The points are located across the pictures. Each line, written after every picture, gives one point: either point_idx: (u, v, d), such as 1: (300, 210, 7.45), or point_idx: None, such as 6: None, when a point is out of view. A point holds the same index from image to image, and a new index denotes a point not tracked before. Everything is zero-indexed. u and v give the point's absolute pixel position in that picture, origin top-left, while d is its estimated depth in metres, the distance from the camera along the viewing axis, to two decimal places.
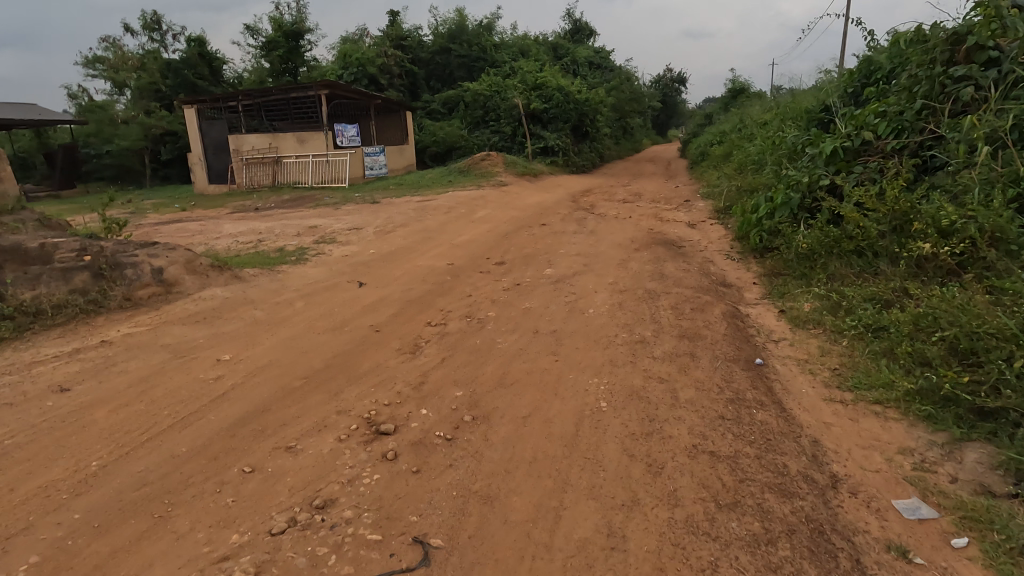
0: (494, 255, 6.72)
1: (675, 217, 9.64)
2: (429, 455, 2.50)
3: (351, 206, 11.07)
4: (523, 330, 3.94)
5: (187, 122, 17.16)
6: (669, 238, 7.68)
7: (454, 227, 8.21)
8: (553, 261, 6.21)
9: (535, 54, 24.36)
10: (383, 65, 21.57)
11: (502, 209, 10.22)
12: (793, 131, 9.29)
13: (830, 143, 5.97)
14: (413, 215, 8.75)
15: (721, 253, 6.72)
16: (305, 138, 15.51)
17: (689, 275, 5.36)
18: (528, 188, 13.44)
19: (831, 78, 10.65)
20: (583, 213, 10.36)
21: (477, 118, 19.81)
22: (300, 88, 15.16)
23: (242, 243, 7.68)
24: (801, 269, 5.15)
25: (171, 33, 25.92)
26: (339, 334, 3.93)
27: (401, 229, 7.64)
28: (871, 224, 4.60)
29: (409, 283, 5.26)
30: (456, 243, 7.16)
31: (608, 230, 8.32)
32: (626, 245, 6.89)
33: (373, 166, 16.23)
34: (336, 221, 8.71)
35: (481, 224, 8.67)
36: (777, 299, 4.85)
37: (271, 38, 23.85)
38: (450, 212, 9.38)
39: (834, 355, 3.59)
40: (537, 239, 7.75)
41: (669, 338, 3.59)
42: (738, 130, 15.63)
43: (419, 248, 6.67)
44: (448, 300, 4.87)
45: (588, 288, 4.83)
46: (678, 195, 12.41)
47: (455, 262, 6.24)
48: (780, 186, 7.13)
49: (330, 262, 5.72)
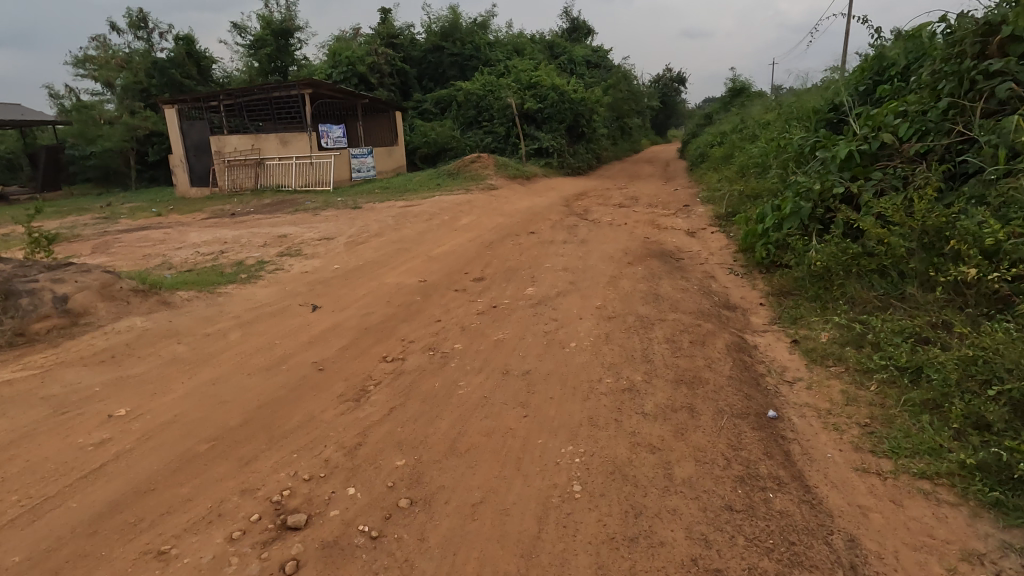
0: (474, 269, 6.12)
1: (673, 224, 9.04)
2: (344, 566, 1.89)
3: (331, 211, 10.46)
4: (490, 370, 3.33)
5: (167, 123, 16.57)
6: (666, 249, 7.07)
7: (434, 236, 7.59)
8: (537, 277, 5.60)
9: (530, 53, 23.78)
10: (374, 64, 20.96)
11: (489, 215, 9.61)
12: (798, 132, 8.71)
13: (845, 147, 5.39)
14: (391, 223, 8.14)
15: (723, 267, 6.13)
16: (289, 139, 14.80)
17: (687, 295, 4.75)
18: (519, 191, 12.84)
19: (837, 75, 10.06)
20: (574, 219, 9.74)
21: (470, 118, 19.22)
22: (283, 86, 14.51)
23: (202, 254, 7.10)
24: (814, 289, 4.56)
25: (158, 32, 25.36)
26: (273, 375, 3.32)
27: (375, 239, 7.03)
28: (897, 240, 4.01)
29: (371, 306, 4.65)
30: (433, 255, 6.57)
31: (600, 239, 7.72)
32: (618, 257, 6.29)
33: (360, 168, 15.74)
34: (308, 229, 8.09)
35: (464, 232, 8.08)
36: (788, 326, 4.25)
37: (259, 36, 23.25)
38: (432, 218, 8.78)
39: (862, 404, 3.00)
40: (522, 250, 7.15)
41: (663, 384, 2.98)
42: (739, 131, 15.04)
43: (391, 261, 6.06)
44: (413, 327, 4.26)
45: (571, 313, 4.23)
46: (676, 199, 11.80)
47: (428, 278, 5.63)
48: (787, 193, 6.53)
49: (286, 279, 5.13)
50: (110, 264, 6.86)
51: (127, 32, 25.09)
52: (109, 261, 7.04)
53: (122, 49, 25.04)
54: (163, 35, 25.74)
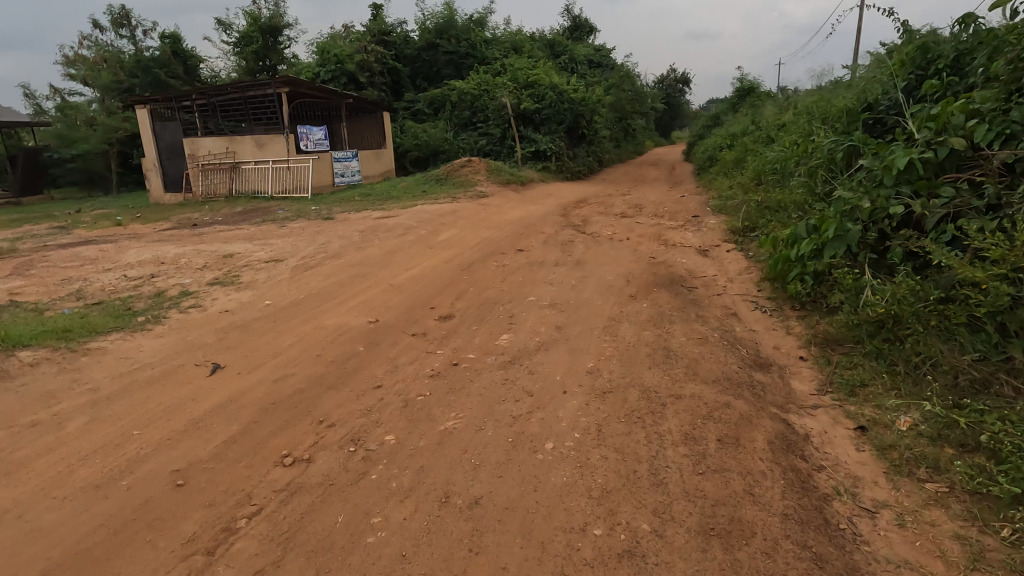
0: (442, 303, 5.02)
1: (683, 240, 7.91)
2: None
3: (300, 223, 9.41)
4: (423, 495, 2.23)
5: (140, 124, 15.55)
6: (676, 274, 5.94)
7: (403, 257, 6.49)
8: (516, 316, 4.50)
9: (529, 51, 22.67)
10: (363, 62, 19.89)
11: (474, 228, 8.51)
12: (826, 135, 7.59)
13: (902, 154, 4.27)
14: (356, 240, 7.06)
15: (746, 300, 5.03)
16: (264, 142, 13.81)
17: (706, 350, 3.63)
18: (513, 199, 11.73)
19: (868, 71, 8.92)
20: (571, 232, 8.65)
21: (464, 119, 18.09)
22: (257, 84, 13.46)
23: (129, 278, 6.09)
24: (876, 344, 3.45)
25: (142, 29, 24.42)
26: (94, 501, 2.25)
27: (330, 262, 5.94)
28: (1002, 285, 2.92)
29: (293, 366, 3.54)
30: (395, 283, 5.47)
31: (598, 260, 6.61)
32: (617, 287, 5.19)
33: (344, 173, 14.70)
34: (262, 248, 7.03)
35: (441, 251, 7.01)
36: (847, 400, 3.15)
37: (245, 33, 22.20)
38: (407, 234, 7.68)
39: (997, 569, 1.92)
40: (504, 274, 6.05)
41: (683, 543, 1.91)
42: (751, 133, 13.94)
43: (340, 293, 4.97)
44: (341, 401, 3.17)
45: (552, 384, 3.12)
46: (683, 208, 10.66)
47: (381, 317, 4.53)
48: (821, 209, 5.41)
49: (194, 323, 4.04)
50: (18, 291, 5.84)
51: (109, 30, 24.18)
52: (19, 287, 6.03)
53: (104, 47, 24.12)
54: (147, 33, 24.83)
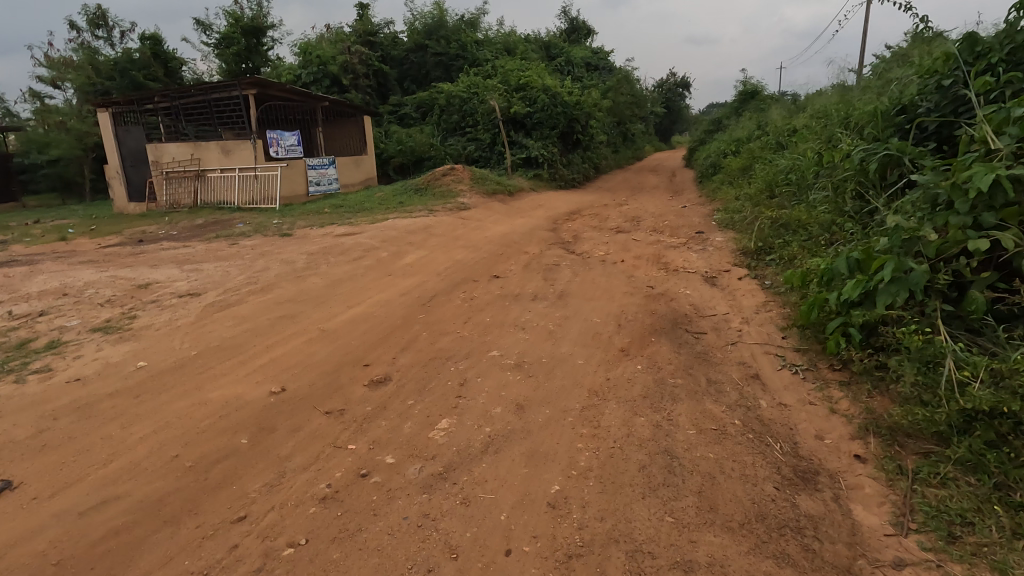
0: (380, 358, 3.93)
1: (686, 262, 6.82)
2: None
3: (253, 241, 8.34)
4: None
5: (102, 129, 14.48)
6: (679, 313, 4.85)
7: (350, 288, 5.40)
8: (468, 383, 3.40)
9: (522, 52, 21.61)
10: (347, 63, 18.86)
11: (446, 248, 7.43)
12: (850, 143, 6.57)
13: (983, 169, 3.20)
14: (301, 266, 5.97)
15: (769, 354, 3.94)
16: (230, 148, 12.78)
17: (726, 454, 2.53)
18: (498, 211, 10.65)
19: (896, 72, 7.89)
20: (557, 252, 7.59)
21: (453, 124, 17.03)
22: (222, 85, 12.40)
23: (12, 314, 5.02)
24: (973, 453, 2.38)
25: (120, 31, 23.52)
26: None
27: (255, 297, 4.86)
28: None
29: (125, 481, 2.45)
30: (328, 327, 4.38)
31: (585, 290, 5.54)
32: (604, 335, 4.12)
33: (319, 181, 13.73)
34: (189, 275, 5.94)
35: (400, 278, 5.94)
36: (940, 553, 2.09)
37: (226, 33, 21.20)
38: (364, 256, 6.59)
39: None
40: (470, 312, 4.98)
41: None
42: (758, 138, 12.93)
43: (249, 346, 3.88)
44: (170, 552, 2.07)
45: (496, 532, 2.05)
46: (685, 222, 9.61)
47: (290, 384, 3.44)
48: (863, 240, 4.32)
49: (20, 405, 2.99)
50: None
51: (85, 31, 23.22)
52: None
53: (80, 48, 23.19)
54: (126, 35, 23.87)
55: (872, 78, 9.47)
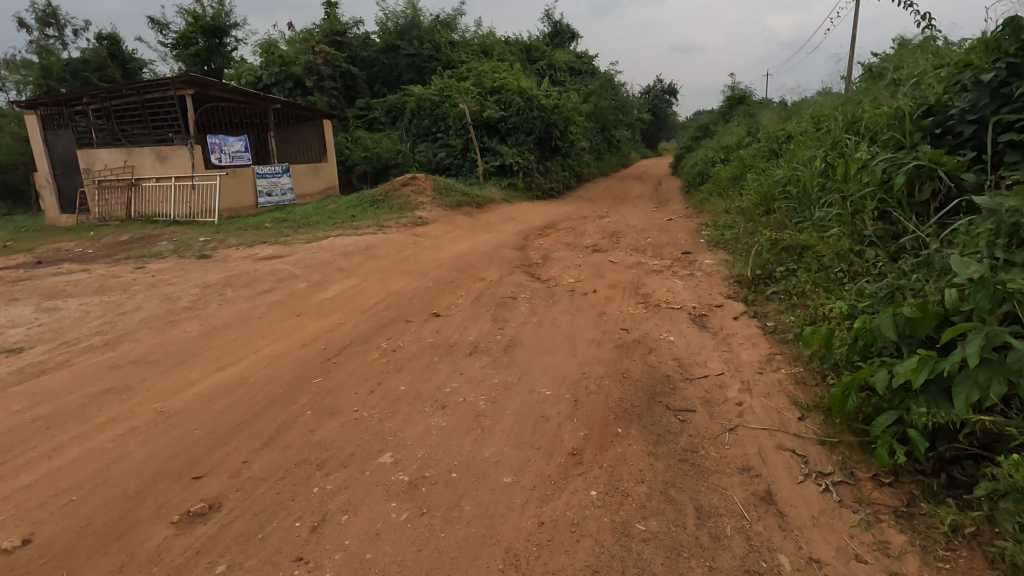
0: (222, 463, 2.69)
1: (669, 293, 5.67)
2: None
3: (162, 264, 7.05)
4: None
5: (30, 133, 13.09)
6: (660, 374, 3.66)
7: (236, 337, 4.16)
8: (325, 525, 2.18)
9: (500, 54, 20.47)
10: (311, 64, 17.62)
11: (385, 275, 6.19)
12: (863, 152, 5.49)
13: None
14: (183, 305, 4.70)
15: (785, 453, 2.76)
16: (166, 154, 11.51)
17: None
18: (461, 226, 9.46)
19: (912, 69, 6.83)
20: (518, 279, 6.40)
21: (423, 129, 15.78)
22: (156, 84, 11.14)
23: None
24: None
25: (73, 30, 22.10)
26: None
27: (87, 357, 3.61)
28: None
29: None
30: (170, 407, 3.13)
31: (541, 337, 4.34)
32: (553, 421, 2.92)
33: (271, 191, 12.51)
34: (38, 316, 4.65)
35: (309, 320, 4.70)
36: None
37: (184, 32, 19.86)
38: (276, 288, 5.35)
39: None
40: (383, 372, 3.75)
41: None
42: (749, 146, 11.93)
43: (25, 452, 2.67)
44: None
45: None
46: (669, 238, 8.49)
47: (47, 528, 2.23)
48: (911, 291, 3.20)
49: None
50: None
51: (34, 30, 21.76)
52: None
53: (30, 50, 21.78)
54: (79, 33, 22.42)
55: (875, 80, 8.48)
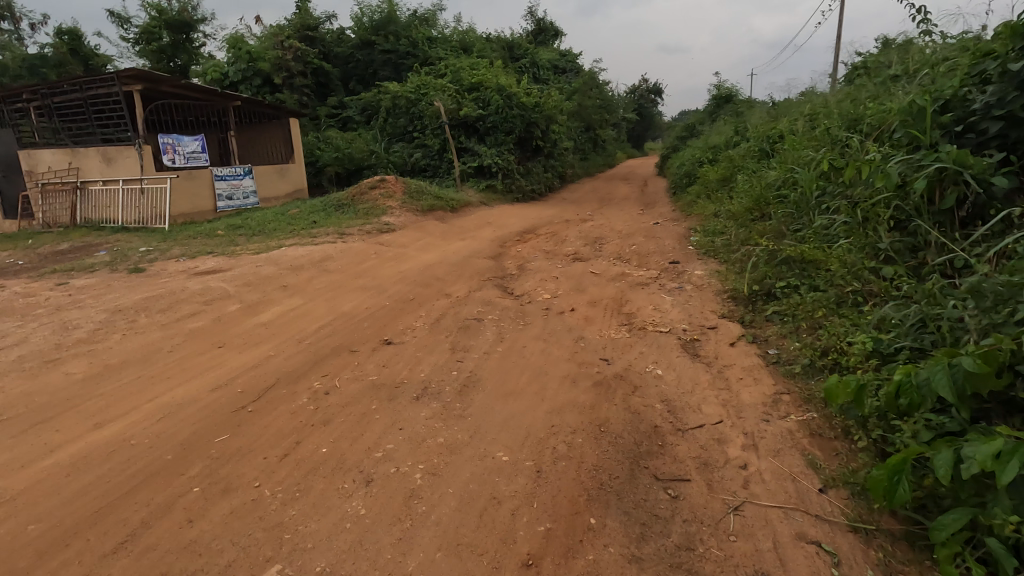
0: None
1: (656, 310, 5.02)
2: None
3: (87, 280, 6.25)
4: None
5: None
6: (645, 425, 2.98)
7: (129, 379, 3.42)
8: None
9: (481, 50, 19.75)
10: (280, 60, 16.74)
11: (335, 292, 5.45)
12: (872, 151, 4.85)
13: None
14: (78, 336, 3.95)
15: (810, 548, 2.10)
16: (113, 155, 10.69)
17: None
18: (432, 232, 8.75)
19: (920, 63, 6.18)
20: (488, 294, 5.71)
21: (399, 128, 14.97)
22: (100, 79, 10.30)
23: None
24: None
25: (30, 23, 20.96)
26: None
27: None
28: None
29: None
30: (7, 490, 2.45)
31: (505, 373, 3.64)
32: (506, 510, 2.25)
33: (232, 195, 11.70)
34: None
35: (231, 352, 3.95)
36: None
37: (146, 26, 18.83)
38: (201, 312, 4.61)
39: None
40: (303, 425, 3.02)
41: None
42: (737, 146, 11.38)
43: None
44: None
45: None
46: (655, 244, 7.86)
47: None
48: (960, 334, 2.56)
49: None
50: None
51: None
52: None
53: None
54: (37, 27, 21.26)
55: (870, 75, 7.92)
